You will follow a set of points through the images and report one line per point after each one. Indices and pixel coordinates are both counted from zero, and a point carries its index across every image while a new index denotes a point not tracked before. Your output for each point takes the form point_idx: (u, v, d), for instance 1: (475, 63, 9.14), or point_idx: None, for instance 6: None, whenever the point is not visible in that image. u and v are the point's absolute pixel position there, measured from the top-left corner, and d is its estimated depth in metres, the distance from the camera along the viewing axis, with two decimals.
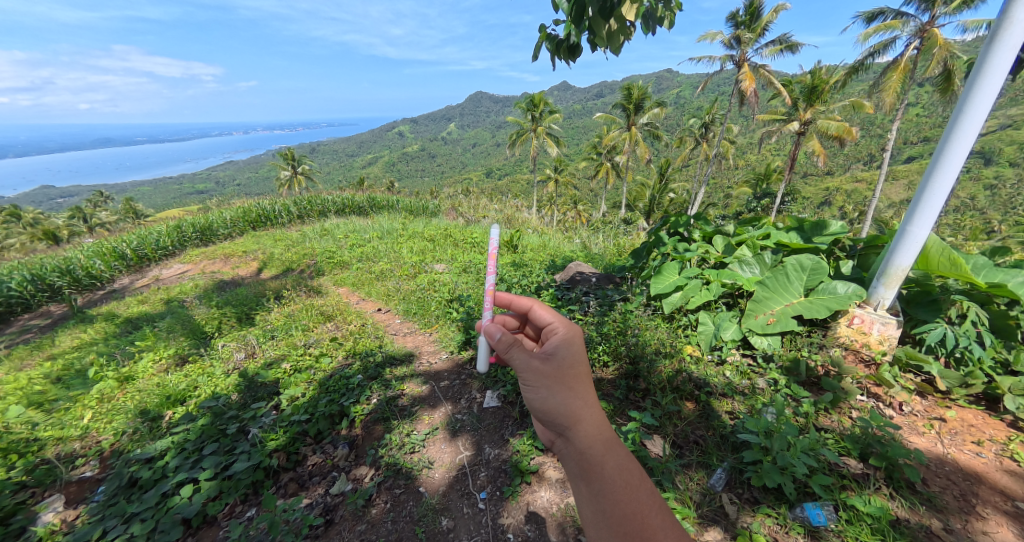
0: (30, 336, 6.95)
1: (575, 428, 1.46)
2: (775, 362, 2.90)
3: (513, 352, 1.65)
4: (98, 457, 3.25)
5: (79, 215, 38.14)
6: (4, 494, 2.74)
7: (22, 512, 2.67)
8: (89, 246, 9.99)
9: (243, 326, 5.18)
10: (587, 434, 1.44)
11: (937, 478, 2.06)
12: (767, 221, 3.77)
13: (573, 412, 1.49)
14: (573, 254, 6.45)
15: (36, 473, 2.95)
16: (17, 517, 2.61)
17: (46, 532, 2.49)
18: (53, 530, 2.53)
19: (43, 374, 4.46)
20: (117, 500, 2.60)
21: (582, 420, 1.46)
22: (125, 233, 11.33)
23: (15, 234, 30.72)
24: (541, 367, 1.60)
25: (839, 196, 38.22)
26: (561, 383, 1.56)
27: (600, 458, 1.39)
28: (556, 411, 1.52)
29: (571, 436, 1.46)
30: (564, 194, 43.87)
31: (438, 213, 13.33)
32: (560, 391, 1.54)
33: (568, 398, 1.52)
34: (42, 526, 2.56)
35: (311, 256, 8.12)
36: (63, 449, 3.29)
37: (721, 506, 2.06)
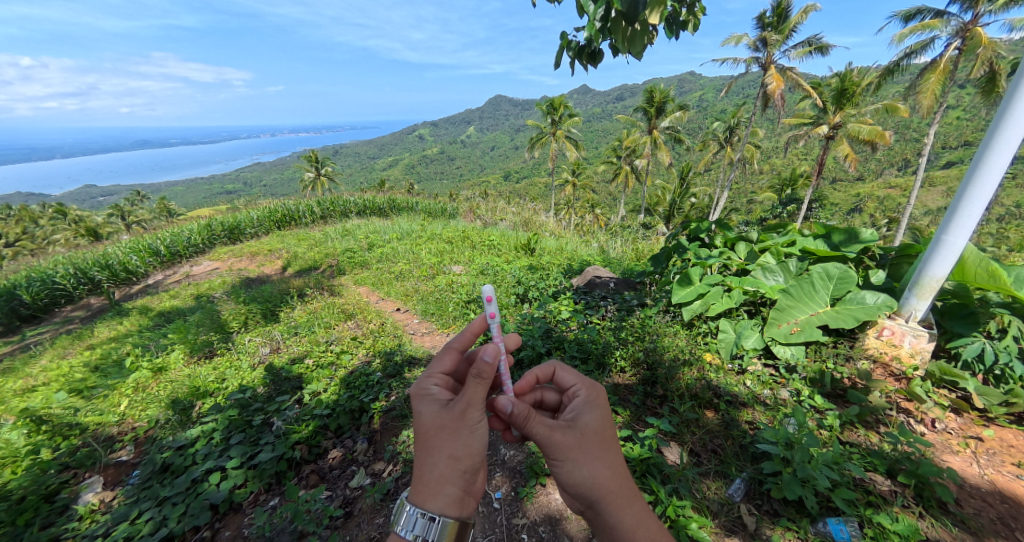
0: (72, 326, 7.37)
1: (603, 501, 1.48)
2: (799, 373, 2.82)
3: (531, 424, 1.56)
4: (134, 443, 3.43)
5: (118, 212, 40.18)
6: (50, 473, 2.95)
7: (65, 491, 2.86)
8: (126, 243, 10.52)
9: (269, 322, 5.36)
10: (617, 508, 1.46)
11: (971, 499, 1.97)
12: (793, 227, 3.67)
13: (600, 486, 1.48)
14: (591, 258, 6.43)
15: (77, 455, 3.14)
16: (61, 496, 2.80)
17: (86, 511, 2.65)
18: (92, 509, 2.69)
19: (84, 362, 4.73)
20: (151, 484, 2.75)
21: (611, 493, 1.47)
22: (160, 230, 11.92)
23: (60, 229, 32.70)
24: (566, 440, 1.55)
25: (871, 203, 36.75)
26: (587, 454, 1.53)
27: (631, 532, 1.43)
28: (583, 484, 1.51)
29: (600, 510, 1.48)
30: (582, 197, 43.67)
31: (456, 215, 13.46)
32: (589, 463, 1.51)
33: (597, 469, 1.51)
34: (83, 505, 2.72)
35: (333, 255, 8.33)
36: (102, 433, 3.49)
37: (740, 517, 2.03)
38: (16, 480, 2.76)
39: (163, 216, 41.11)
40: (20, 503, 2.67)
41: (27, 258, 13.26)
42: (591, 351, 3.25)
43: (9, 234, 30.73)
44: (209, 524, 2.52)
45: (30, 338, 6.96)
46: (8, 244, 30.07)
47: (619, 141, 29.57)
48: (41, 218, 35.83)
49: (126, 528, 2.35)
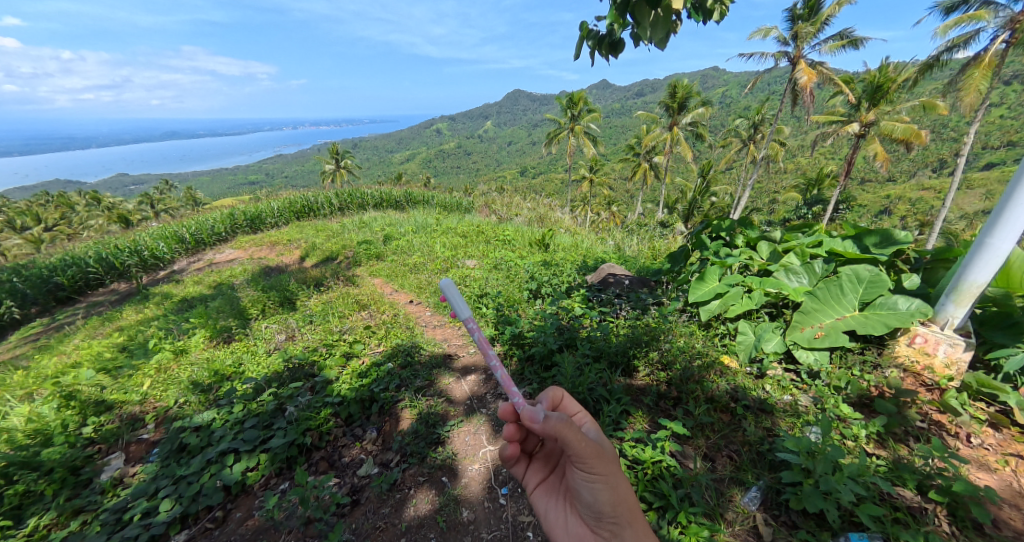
0: (102, 308, 7.68)
1: (631, 522, 1.60)
2: (821, 379, 2.70)
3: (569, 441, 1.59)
4: (156, 420, 3.55)
5: (148, 202, 41.70)
6: (77, 447, 3.11)
7: (91, 464, 3.01)
8: (153, 231, 10.85)
9: (286, 309, 5.44)
10: (639, 528, 1.61)
11: (1011, 520, 1.85)
12: (820, 228, 3.53)
13: (627, 508, 1.62)
14: (606, 255, 6.33)
15: (102, 431, 3.30)
16: (86, 469, 2.96)
17: (109, 485, 2.78)
18: (115, 484, 2.82)
19: (113, 343, 4.90)
20: (169, 462, 2.84)
21: (635, 516, 1.62)
22: (185, 218, 12.28)
23: (96, 216, 34.17)
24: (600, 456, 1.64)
25: (902, 204, 35.27)
26: (615, 475, 1.66)
27: None
28: (612, 504, 1.63)
29: (627, 532, 1.59)
30: (598, 193, 43.12)
31: (471, 210, 13.39)
32: (617, 481, 1.66)
33: (622, 485, 1.66)
34: (107, 479, 2.87)
35: (350, 247, 8.42)
36: (126, 411, 3.62)
37: (755, 526, 1.97)
38: (47, 450, 2.94)
39: (187, 206, 41.98)
40: (48, 475, 2.83)
41: (63, 243, 13.83)
42: (604, 349, 3.14)
43: (48, 220, 32.00)
44: (221, 504, 2.58)
45: (64, 319, 7.27)
46: (48, 229, 31.36)
47: (638, 137, 28.93)
48: (76, 205, 37.36)
49: (144, 505, 2.47)
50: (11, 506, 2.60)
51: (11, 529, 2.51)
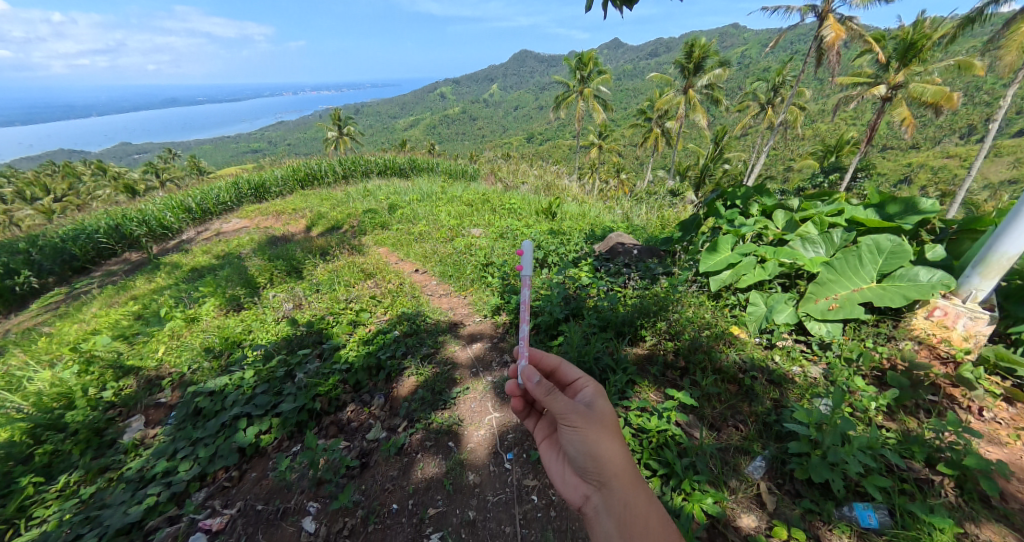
0: (115, 278, 7.78)
1: (618, 478, 1.54)
2: (833, 350, 2.65)
3: (554, 395, 1.69)
4: (172, 385, 3.63)
5: (153, 171, 41.45)
6: (98, 411, 3.25)
7: (113, 427, 3.16)
8: (159, 200, 10.82)
9: (293, 278, 5.45)
10: (631, 487, 1.52)
11: (1018, 494, 1.85)
12: (840, 196, 3.38)
13: (617, 465, 1.57)
14: (614, 224, 6.19)
15: (122, 396, 3.40)
16: (109, 431, 3.10)
17: (132, 446, 2.90)
18: (137, 445, 2.93)
19: (127, 311, 4.98)
20: (186, 425, 2.93)
21: (628, 474, 1.54)
22: (190, 187, 12.20)
23: (103, 185, 34.17)
24: (586, 413, 1.67)
25: (924, 173, 33.99)
26: (605, 432, 1.64)
27: (643, 511, 1.46)
28: (599, 460, 1.59)
29: (613, 488, 1.53)
30: (607, 161, 41.98)
31: (477, 178, 13.10)
32: (607, 438, 1.62)
33: (613, 443, 1.62)
34: (129, 440, 2.99)
35: (355, 216, 8.33)
36: (143, 376, 3.72)
37: (759, 494, 2.00)
38: (69, 413, 3.09)
39: (191, 175, 41.66)
40: (74, 436, 2.99)
41: (72, 214, 13.90)
42: (610, 319, 3.10)
43: (56, 190, 32.10)
44: (237, 465, 2.66)
45: (80, 288, 7.41)
46: (57, 199, 31.55)
47: (650, 101, 27.76)
48: (82, 174, 37.30)
49: (164, 465, 2.57)
50: (41, 464, 2.76)
51: (44, 484, 2.68)
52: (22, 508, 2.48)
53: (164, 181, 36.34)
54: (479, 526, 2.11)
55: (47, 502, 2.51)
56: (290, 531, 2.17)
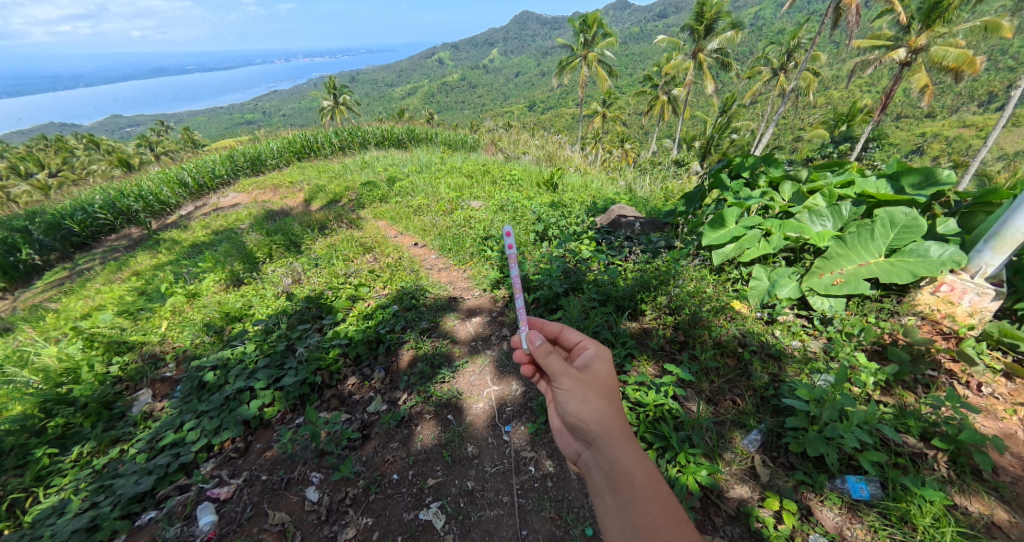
0: (116, 254, 7.75)
1: (606, 435, 1.53)
2: (834, 325, 2.62)
3: (550, 357, 1.69)
4: (177, 360, 3.67)
5: (147, 144, 40.54)
6: (106, 384, 3.30)
7: (121, 400, 3.22)
8: (155, 175, 10.61)
9: (292, 252, 5.40)
10: (619, 444, 1.50)
11: (1009, 467, 1.87)
12: (852, 167, 3.25)
13: (605, 423, 1.56)
14: (617, 196, 6.06)
15: (128, 370, 3.44)
16: (118, 404, 3.16)
17: (140, 418, 2.97)
18: (145, 417, 3.00)
19: (128, 286, 4.97)
20: (191, 398, 2.97)
21: (615, 431, 1.52)
22: (185, 161, 11.95)
23: (98, 159, 33.61)
24: (578, 374, 1.68)
25: (937, 143, 33.02)
26: (596, 392, 1.63)
27: (630, 469, 1.44)
28: (589, 419, 1.59)
29: (601, 444, 1.53)
30: (611, 131, 40.73)
31: (477, 149, 12.75)
32: (598, 398, 1.61)
33: (603, 403, 1.60)
34: (137, 413, 3.05)
35: (354, 189, 8.18)
36: (148, 350, 3.75)
37: (753, 467, 2.03)
38: (78, 388, 3.15)
39: (186, 147, 40.60)
40: (84, 409, 3.05)
41: (68, 188, 13.70)
42: (611, 294, 3.07)
43: (51, 165, 31.60)
44: (242, 436, 2.72)
45: (84, 265, 7.41)
46: (53, 175, 31.06)
47: (657, 66, 26.64)
48: (76, 149, 36.60)
49: (172, 437, 2.64)
50: (54, 436, 2.85)
51: (59, 455, 2.77)
52: (40, 477, 2.61)
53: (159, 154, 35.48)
54: (478, 496, 2.16)
55: (64, 471, 2.63)
56: (294, 501, 2.22)
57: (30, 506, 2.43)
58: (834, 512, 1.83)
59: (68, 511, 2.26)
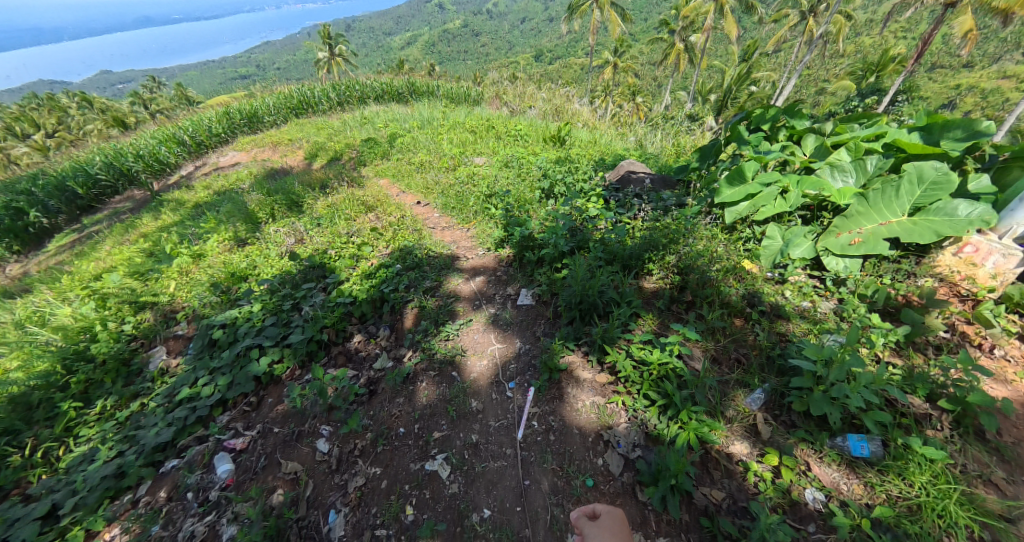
0: (121, 215, 7.72)
1: None
2: (847, 286, 2.55)
3: None
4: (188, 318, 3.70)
5: (141, 101, 39.25)
6: (122, 342, 3.37)
7: (138, 357, 3.30)
8: (152, 134, 10.33)
9: (294, 212, 5.32)
10: None
11: (1013, 429, 1.86)
12: (882, 119, 3.04)
13: None
14: (627, 152, 5.81)
15: (142, 329, 3.49)
16: (135, 361, 3.25)
17: (157, 374, 3.05)
18: (162, 373, 3.08)
19: (136, 247, 4.97)
20: (204, 355, 3.03)
21: None
22: (181, 118, 11.59)
23: (89, 117, 32.59)
24: None
25: (971, 97, 31.01)
26: None
27: None
28: None
29: None
30: (623, 84, 38.60)
31: (481, 102, 12.14)
32: None
33: None
34: (154, 369, 3.14)
35: (354, 146, 7.92)
36: (159, 308, 3.79)
37: (754, 424, 2.05)
38: (95, 346, 3.21)
39: (181, 103, 39.25)
40: (103, 366, 3.14)
41: (68, 149, 13.45)
42: (617, 253, 3.00)
43: (47, 124, 30.95)
44: (254, 391, 2.79)
45: (92, 227, 7.42)
46: (50, 135, 30.44)
47: (675, 10, 24.69)
48: (69, 106, 35.64)
49: (187, 392, 2.72)
50: (78, 391, 2.97)
51: (84, 408, 2.89)
52: (69, 428, 2.76)
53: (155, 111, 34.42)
54: (482, 448, 2.22)
55: (90, 422, 2.78)
56: (306, 452, 2.31)
57: (63, 454, 2.61)
58: (832, 468, 1.86)
59: (98, 460, 2.39)
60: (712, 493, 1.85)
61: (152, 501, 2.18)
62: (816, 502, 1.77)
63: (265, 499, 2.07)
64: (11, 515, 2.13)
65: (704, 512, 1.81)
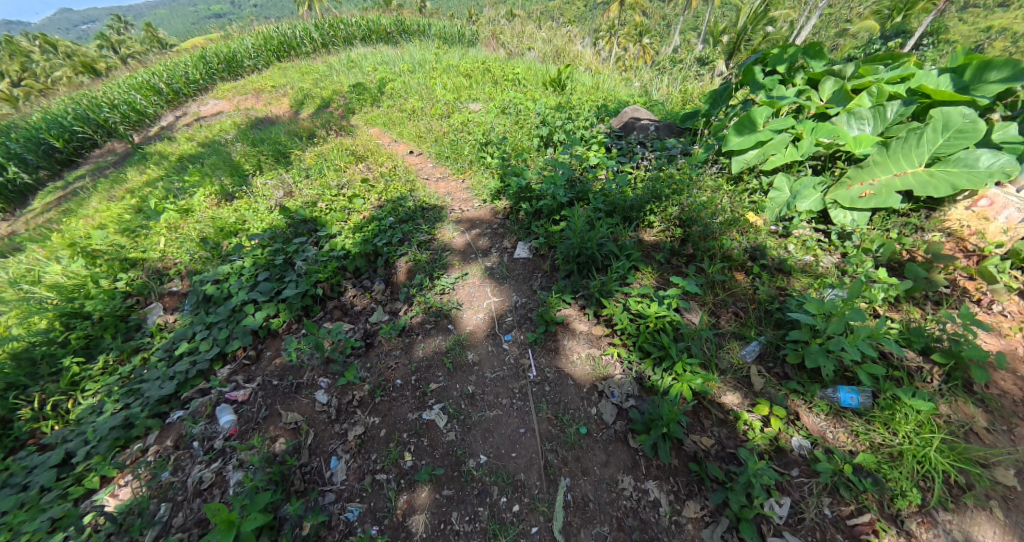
0: (104, 170, 7.40)
1: None
2: (852, 240, 2.49)
3: None
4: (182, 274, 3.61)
5: (109, 44, 36.37)
6: (117, 298, 3.31)
7: (136, 312, 3.25)
8: (124, 80, 9.63)
9: (281, 163, 5.07)
10: None
11: (1001, 382, 1.89)
12: (908, 59, 2.83)
13: None
14: (631, 98, 5.47)
15: (135, 285, 3.41)
16: (133, 317, 3.20)
17: (156, 329, 3.02)
18: (161, 328, 3.06)
19: (121, 203, 4.78)
20: (200, 310, 2.98)
21: None
22: (155, 63, 10.78)
23: (57, 63, 30.39)
24: None
25: (999, 41, 29.13)
26: None
27: None
28: None
29: None
30: (629, 25, 35.92)
31: (476, 43, 11.25)
32: None
33: None
34: (152, 325, 3.11)
35: (342, 93, 7.44)
36: (151, 263, 3.69)
37: (748, 376, 2.07)
38: (90, 302, 3.16)
39: (154, 46, 36.51)
40: (101, 322, 3.10)
41: (36, 99, 12.61)
42: (618, 205, 2.89)
43: (13, 70, 28.94)
44: (253, 345, 2.78)
45: (74, 183, 7.12)
46: (18, 83, 28.54)
47: None
48: (35, 50, 33.17)
49: (186, 347, 2.71)
50: (79, 346, 2.95)
51: (87, 363, 2.89)
52: (76, 384, 2.76)
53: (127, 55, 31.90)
54: (478, 398, 2.25)
55: (95, 377, 2.77)
56: (305, 402, 2.33)
57: (72, 406, 2.63)
58: (821, 417, 1.90)
59: (104, 412, 2.43)
60: (702, 440, 1.91)
61: (160, 449, 2.22)
62: (802, 449, 1.83)
63: (268, 447, 2.11)
64: (27, 463, 2.20)
65: (693, 457, 1.87)
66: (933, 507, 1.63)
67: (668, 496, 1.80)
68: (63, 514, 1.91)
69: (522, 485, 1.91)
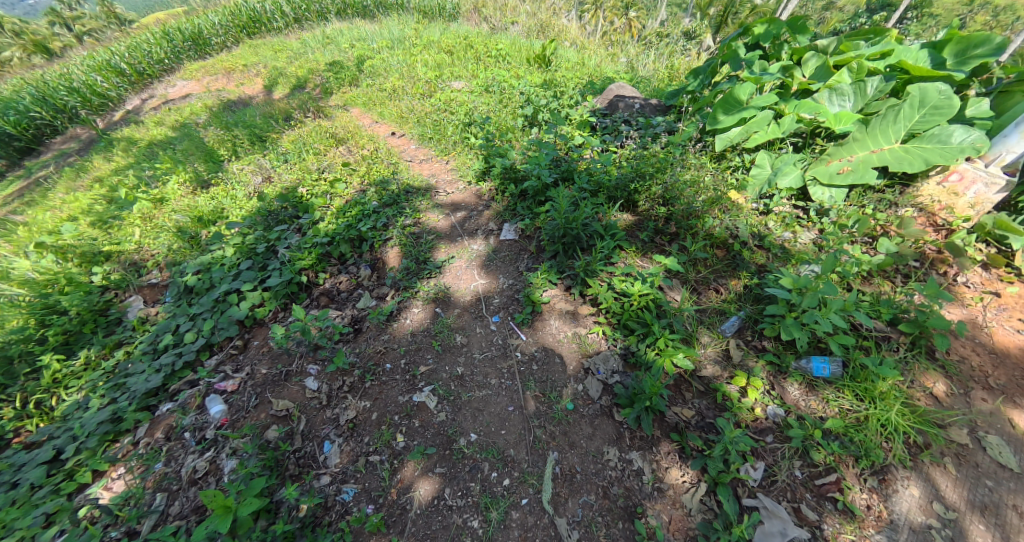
0: (67, 158, 7.04)
1: None
2: (830, 216, 2.56)
3: None
4: (159, 267, 3.52)
5: (62, 21, 33.92)
6: (95, 293, 3.23)
7: (114, 307, 3.18)
8: (82, 61, 9.07)
9: (258, 147, 4.91)
10: None
11: (961, 348, 2.00)
12: (889, 34, 2.84)
13: None
14: (617, 74, 5.38)
15: (113, 278, 3.33)
16: (112, 311, 3.14)
17: (138, 322, 2.97)
18: (143, 321, 3.00)
19: (89, 193, 4.59)
20: (182, 301, 2.93)
21: None
22: (114, 42, 10.15)
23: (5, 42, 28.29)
24: None
25: (983, 12, 29.13)
26: None
27: None
28: None
29: None
30: None
31: (457, 17, 10.79)
32: None
33: None
34: (133, 319, 3.04)
35: (318, 71, 7.14)
36: (127, 256, 3.59)
37: (727, 349, 2.15)
38: (65, 298, 3.08)
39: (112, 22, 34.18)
40: (79, 317, 3.03)
41: None
42: (603, 184, 2.91)
43: None
44: (239, 334, 2.76)
45: (37, 173, 6.78)
46: None
47: None
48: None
49: (171, 339, 2.68)
50: (58, 343, 2.89)
51: (68, 359, 2.84)
52: (58, 381, 2.70)
53: (80, 32, 29.65)
54: (467, 379, 2.30)
55: (77, 374, 2.72)
56: (295, 389, 2.34)
57: (57, 403, 2.59)
58: (795, 387, 2.00)
59: (91, 407, 2.40)
60: (683, 412, 1.99)
61: (152, 441, 2.22)
62: (776, 417, 1.92)
63: (260, 433, 2.14)
64: (15, 461, 2.18)
65: (674, 428, 1.96)
66: (893, 465, 1.75)
67: (651, 464, 1.89)
68: (57, 508, 1.92)
69: (512, 460, 1.98)
